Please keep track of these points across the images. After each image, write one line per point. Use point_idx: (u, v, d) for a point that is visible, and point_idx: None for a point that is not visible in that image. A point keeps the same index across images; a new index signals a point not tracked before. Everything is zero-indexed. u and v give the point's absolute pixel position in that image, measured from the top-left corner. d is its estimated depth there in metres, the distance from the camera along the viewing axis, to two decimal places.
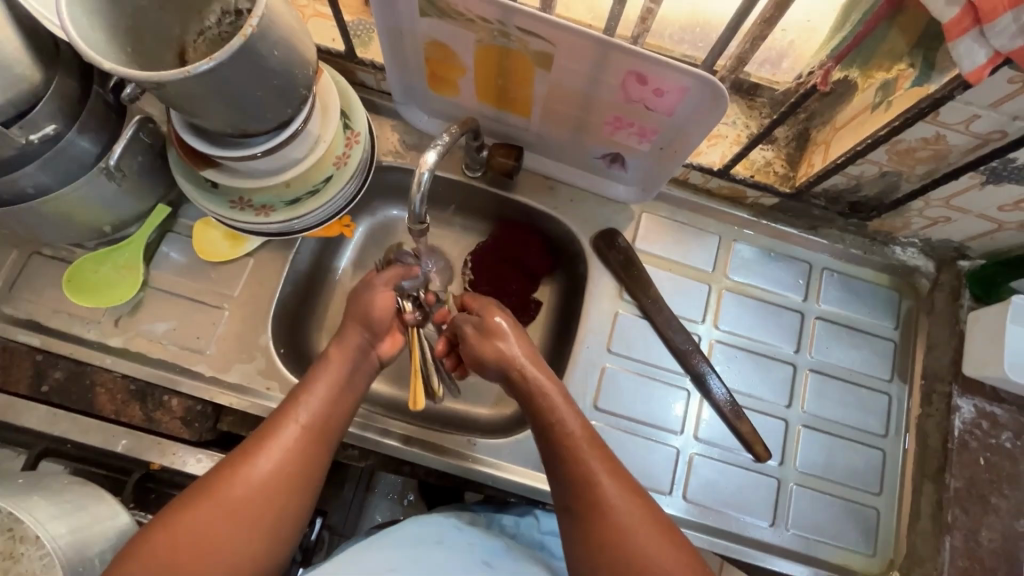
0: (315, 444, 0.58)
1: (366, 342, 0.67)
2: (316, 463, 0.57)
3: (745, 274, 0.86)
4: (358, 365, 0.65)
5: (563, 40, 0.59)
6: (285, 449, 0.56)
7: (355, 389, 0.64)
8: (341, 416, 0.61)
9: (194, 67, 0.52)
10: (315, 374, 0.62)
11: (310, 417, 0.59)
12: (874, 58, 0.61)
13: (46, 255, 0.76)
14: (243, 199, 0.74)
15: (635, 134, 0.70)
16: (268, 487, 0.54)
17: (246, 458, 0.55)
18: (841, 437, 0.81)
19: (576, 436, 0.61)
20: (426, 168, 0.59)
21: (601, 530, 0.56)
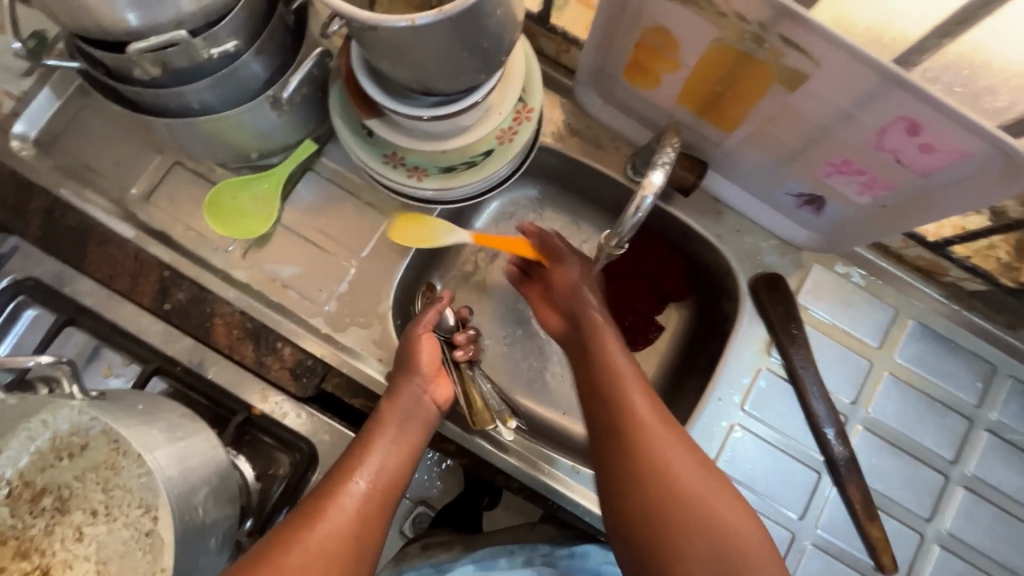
0: (375, 504, 0.59)
1: (420, 386, 0.65)
2: (379, 521, 0.58)
3: (914, 360, 0.75)
4: (411, 412, 0.64)
5: (831, 62, 0.49)
6: (344, 511, 0.57)
7: (410, 444, 0.63)
8: (400, 472, 0.62)
9: (419, 17, 0.45)
10: (368, 434, 0.62)
11: (367, 482, 0.59)
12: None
13: (187, 168, 0.73)
14: (396, 156, 0.69)
15: (858, 183, 0.60)
16: (332, 548, 0.54)
17: (308, 522, 0.55)
18: (981, 569, 0.71)
19: (638, 418, 0.62)
20: (649, 193, 0.56)
21: (671, 512, 0.57)
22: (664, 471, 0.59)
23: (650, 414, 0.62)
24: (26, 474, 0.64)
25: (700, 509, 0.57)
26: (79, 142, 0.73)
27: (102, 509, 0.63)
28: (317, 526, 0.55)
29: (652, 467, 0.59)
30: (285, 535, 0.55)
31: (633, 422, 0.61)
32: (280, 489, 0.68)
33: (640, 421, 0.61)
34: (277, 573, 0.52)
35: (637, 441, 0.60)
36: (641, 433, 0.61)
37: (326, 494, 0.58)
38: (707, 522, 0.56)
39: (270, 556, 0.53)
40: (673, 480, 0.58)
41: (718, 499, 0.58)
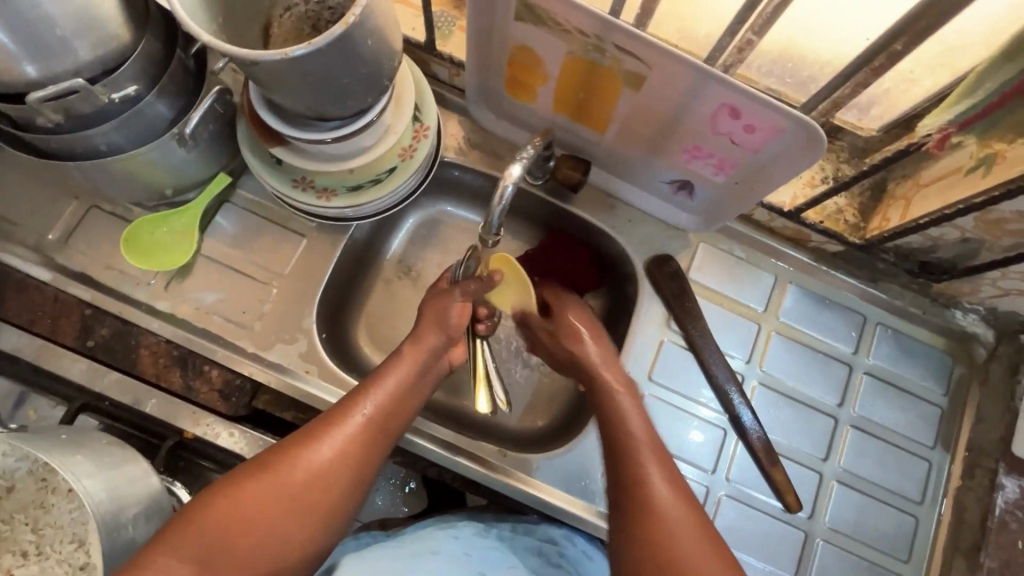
0: (376, 437, 0.61)
1: (443, 343, 0.70)
2: (378, 449, 0.61)
3: (796, 319, 0.84)
4: (429, 363, 0.68)
5: (658, 63, 0.58)
6: (347, 437, 0.60)
7: (417, 391, 0.67)
8: (403, 413, 0.64)
9: (291, 50, 0.51)
10: (386, 370, 0.65)
11: (374, 415, 0.62)
12: (997, 130, 0.59)
13: (105, 210, 0.76)
14: (306, 180, 0.74)
15: (712, 165, 0.69)
16: (328, 468, 0.58)
17: (313, 442, 0.58)
18: (875, 498, 0.79)
19: (638, 436, 0.64)
20: (509, 182, 0.60)
21: (653, 539, 0.56)
22: (641, 485, 0.60)
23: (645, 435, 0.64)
24: None
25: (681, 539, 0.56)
26: None
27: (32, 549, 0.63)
28: (320, 447, 0.58)
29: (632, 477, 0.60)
30: (291, 448, 0.58)
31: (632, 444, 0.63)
32: None
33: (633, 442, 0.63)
34: (279, 481, 0.56)
35: (627, 453, 0.62)
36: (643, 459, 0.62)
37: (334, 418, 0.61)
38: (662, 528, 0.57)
39: (276, 465, 0.56)
40: (657, 510, 0.58)
41: (694, 522, 0.57)
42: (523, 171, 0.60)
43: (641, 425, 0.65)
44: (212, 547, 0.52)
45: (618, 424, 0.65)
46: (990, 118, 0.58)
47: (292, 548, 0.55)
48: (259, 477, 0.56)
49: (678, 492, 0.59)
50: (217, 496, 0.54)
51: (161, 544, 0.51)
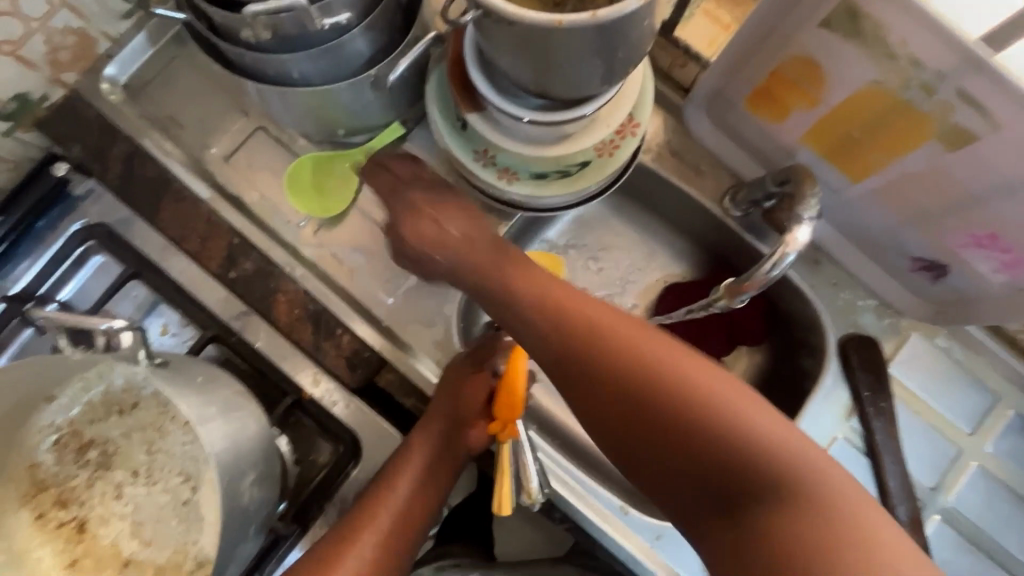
0: (403, 531, 0.61)
1: (451, 425, 0.63)
2: (404, 545, 0.61)
3: (1007, 454, 0.68)
4: (442, 453, 0.63)
5: (1014, 129, 0.43)
6: (375, 542, 0.59)
7: (439, 479, 0.63)
8: (426, 503, 0.63)
9: (569, 18, 0.41)
10: (395, 463, 0.62)
11: (392, 514, 0.60)
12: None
13: (270, 135, 0.71)
14: (487, 154, 0.65)
15: (998, 260, 0.54)
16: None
17: (339, 549, 0.58)
18: None
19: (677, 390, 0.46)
20: (792, 248, 0.54)
21: (738, 481, 0.44)
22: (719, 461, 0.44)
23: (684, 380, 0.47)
24: (73, 424, 0.62)
25: (808, 485, 0.42)
26: (166, 93, 0.71)
27: (143, 469, 0.62)
28: (346, 557, 0.57)
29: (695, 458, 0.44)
30: (320, 558, 0.57)
31: (672, 398, 0.46)
32: (320, 476, 0.67)
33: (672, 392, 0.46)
34: None
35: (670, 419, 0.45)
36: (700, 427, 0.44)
37: (354, 523, 0.59)
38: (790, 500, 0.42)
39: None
40: (733, 442, 0.43)
41: (807, 446, 0.44)
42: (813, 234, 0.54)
43: (658, 349, 0.48)
44: None
45: (626, 363, 0.48)
46: None
47: None
48: None
49: (752, 404, 0.45)
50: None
51: None
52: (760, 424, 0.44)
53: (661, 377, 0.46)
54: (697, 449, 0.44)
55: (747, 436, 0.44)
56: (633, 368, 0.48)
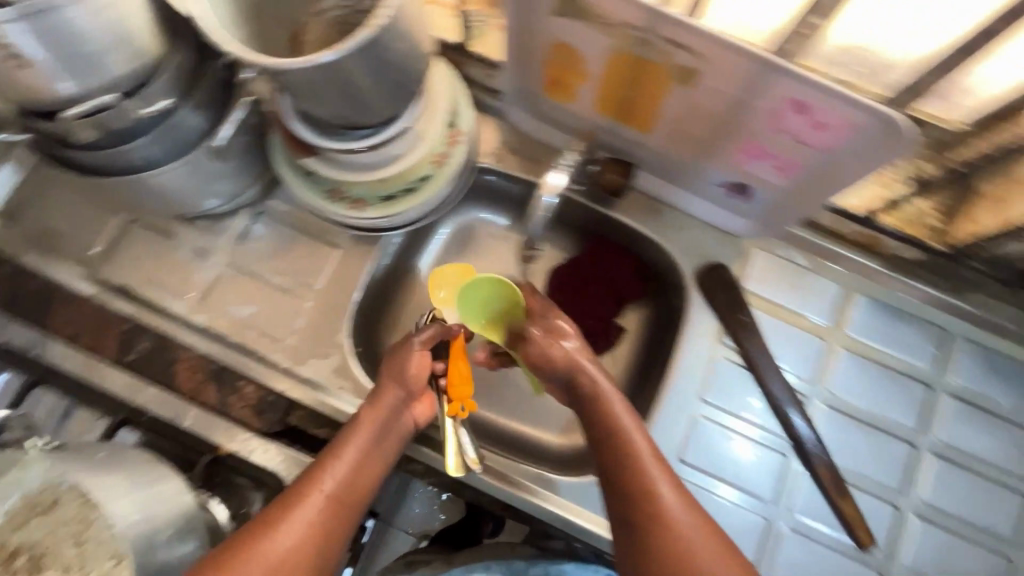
0: (340, 512, 0.58)
1: (403, 399, 0.64)
2: (343, 525, 0.58)
3: (866, 333, 0.75)
4: (389, 428, 0.63)
5: (713, 56, 0.52)
6: (306, 522, 0.55)
7: (382, 455, 0.62)
8: (367, 483, 0.61)
9: (317, 57, 0.49)
10: (341, 440, 0.61)
11: (335, 487, 0.58)
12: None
13: (146, 225, 0.76)
14: (337, 190, 0.72)
15: (772, 167, 0.62)
16: (293, 560, 0.53)
17: (269, 528, 0.54)
18: (959, 535, 0.70)
19: (631, 452, 0.54)
20: (552, 193, 0.70)
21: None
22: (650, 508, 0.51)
23: (644, 448, 0.55)
24: None
25: (684, 537, 0.49)
26: (41, 210, 0.76)
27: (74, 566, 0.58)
28: (276, 537, 0.53)
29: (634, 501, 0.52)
30: (244, 541, 0.53)
31: (618, 443, 0.55)
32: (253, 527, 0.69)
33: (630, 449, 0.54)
34: None
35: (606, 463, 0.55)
36: (637, 477, 0.53)
37: (289, 501, 0.56)
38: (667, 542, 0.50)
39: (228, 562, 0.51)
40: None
41: (726, 565, 0.48)
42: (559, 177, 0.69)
43: (667, 486, 0.52)
44: None
45: (642, 482, 0.52)
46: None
47: None
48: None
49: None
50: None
51: None
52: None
53: (674, 512, 0.51)
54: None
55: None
56: (642, 485, 0.52)
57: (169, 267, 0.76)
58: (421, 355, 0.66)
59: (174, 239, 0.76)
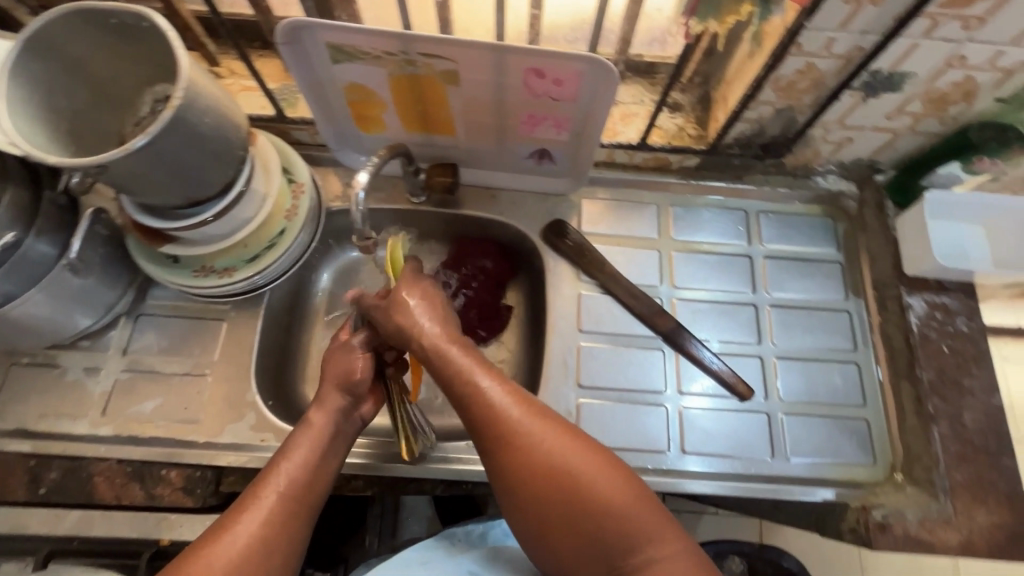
0: (292, 511, 0.60)
1: (349, 404, 0.68)
2: (298, 523, 0.60)
3: (687, 233, 0.91)
4: (340, 428, 0.67)
5: (461, 55, 0.66)
6: (258, 521, 0.58)
7: (332, 457, 0.66)
8: (320, 483, 0.63)
9: (132, 143, 0.57)
10: (293, 447, 0.64)
11: (285, 485, 0.61)
12: (723, 10, 0.61)
13: (25, 363, 0.78)
14: (205, 267, 0.78)
15: (551, 126, 0.77)
16: (243, 556, 0.56)
17: (219, 534, 0.57)
18: (813, 360, 0.85)
19: (507, 417, 0.60)
20: (359, 188, 0.63)
21: (558, 509, 0.58)
22: (536, 464, 0.59)
23: (520, 413, 0.61)
24: None
25: (575, 487, 0.58)
26: None
27: None
28: (225, 539, 0.56)
29: (527, 462, 0.59)
30: (201, 545, 0.56)
31: (494, 416, 0.60)
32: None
33: (507, 420, 0.60)
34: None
35: (493, 433, 0.60)
36: (522, 439, 0.60)
37: (245, 503, 0.59)
38: (557, 492, 0.58)
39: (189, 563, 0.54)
40: (558, 476, 0.58)
41: (611, 492, 0.58)
42: (368, 173, 0.64)
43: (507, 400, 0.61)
44: None
45: (483, 404, 0.61)
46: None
47: None
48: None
49: (581, 454, 0.59)
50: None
51: None
52: (595, 487, 0.58)
53: (504, 420, 0.60)
54: (527, 468, 0.59)
55: (567, 485, 0.58)
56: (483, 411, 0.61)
57: (59, 394, 0.77)
58: (363, 361, 0.68)
59: (58, 367, 0.78)
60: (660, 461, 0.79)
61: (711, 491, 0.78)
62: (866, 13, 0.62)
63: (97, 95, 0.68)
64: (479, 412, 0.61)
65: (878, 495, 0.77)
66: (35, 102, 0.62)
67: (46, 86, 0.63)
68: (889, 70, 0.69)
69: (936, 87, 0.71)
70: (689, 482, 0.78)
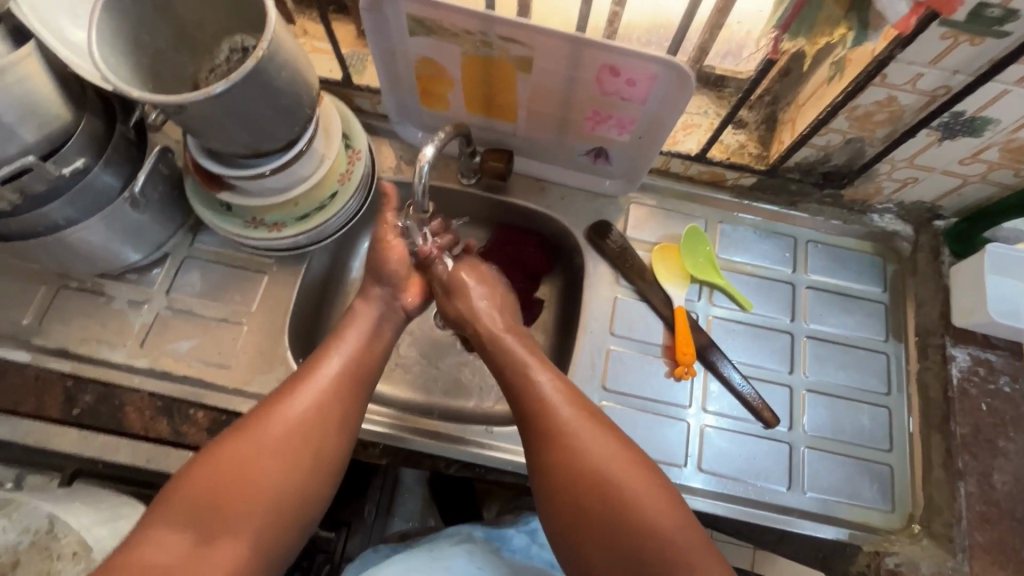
0: (347, 386, 0.67)
1: (388, 295, 0.75)
2: (350, 398, 0.66)
3: (733, 252, 0.89)
4: (383, 317, 0.74)
5: (538, 43, 0.66)
6: (317, 392, 0.65)
7: (381, 340, 0.72)
8: (370, 365, 0.70)
9: (212, 88, 0.58)
10: (346, 327, 0.71)
11: (341, 362, 0.68)
12: (815, 29, 0.63)
13: (74, 288, 0.80)
14: (256, 219, 0.80)
15: (614, 126, 0.77)
16: (306, 419, 0.63)
17: (283, 401, 0.63)
18: (843, 397, 0.83)
19: (566, 416, 0.65)
20: (425, 161, 0.64)
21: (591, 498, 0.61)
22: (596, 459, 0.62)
23: (572, 410, 0.66)
24: None
25: (628, 490, 0.60)
26: None
27: None
28: (289, 405, 0.63)
29: (581, 458, 0.62)
30: (264, 411, 0.63)
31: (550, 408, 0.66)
32: None
33: (564, 416, 0.65)
34: (259, 437, 0.60)
35: (551, 427, 0.65)
36: (581, 434, 0.64)
37: (303, 376, 0.66)
38: (614, 492, 0.60)
39: (256, 424, 0.61)
40: (608, 472, 0.61)
41: (667, 507, 0.60)
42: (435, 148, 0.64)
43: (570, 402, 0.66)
44: (208, 501, 0.57)
45: (538, 395, 0.67)
46: (803, 17, 0.62)
47: (278, 505, 0.59)
48: (242, 436, 0.60)
49: (636, 465, 0.62)
50: (197, 465, 0.59)
51: (166, 504, 0.56)
52: (645, 504, 0.60)
53: (573, 408, 0.66)
54: (587, 464, 0.62)
55: (599, 477, 0.61)
56: (544, 394, 0.67)
57: (103, 321, 0.79)
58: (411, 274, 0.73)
59: (105, 296, 0.80)
60: (674, 475, 0.78)
61: (722, 513, 0.77)
62: (961, 51, 0.60)
63: (179, 36, 0.69)
64: (529, 400, 0.67)
65: (893, 543, 0.76)
66: (123, 36, 0.62)
67: (137, 23, 0.63)
68: (973, 113, 0.67)
69: (1019, 137, 0.68)
70: (702, 500, 0.77)
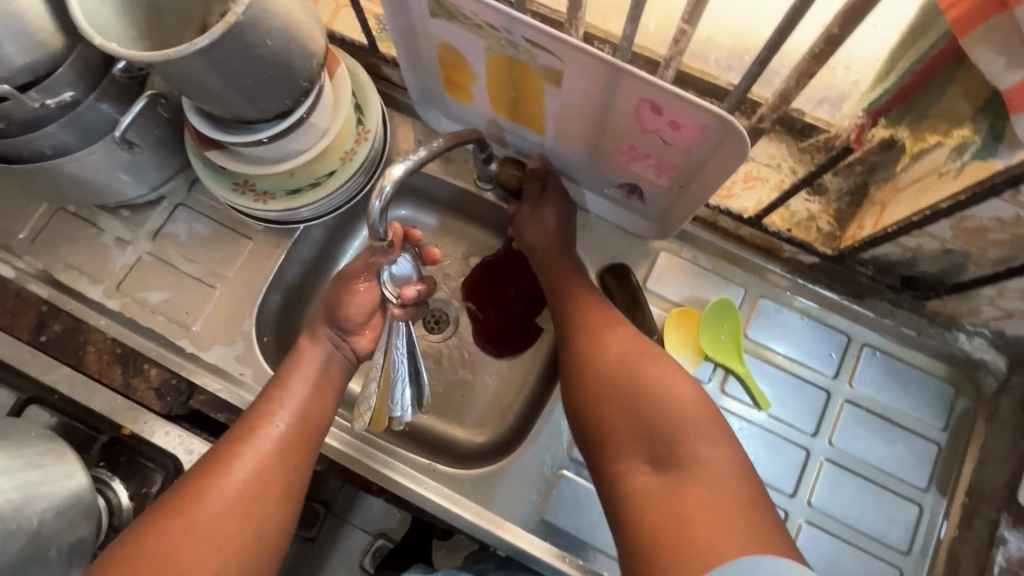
0: (294, 445, 0.62)
1: (340, 337, 0.68)
2: (298, 458, 0.62)
3: (767, 336, 0.75)
4: (332, 358, 0.68)
5: (569, 56, 0.53)
6: (260, 453, 0.61)
7: (331, 387, 0.67)
8: (320, 417, 0.65)
9: (174, 50, 0.51)
10: (290, 371, 0.66)
11: (288, 418, 0.63)
12: (922, 123, 0.51)
13: (70, 212, 0.79)
14: (247, 183, 0.74)
15: (651, 166, 0.64)
16: (249, 488, 0.59)
17: (223, 467, 0.59)
18: (848, 542, 0.69)
19: (628, 359, 0.64)
20: (388, 180, 0.55)
21: (665, 517, 0.53)
22: (660, 403, 0.60)
23: (636, 352, 0.64)
24: None
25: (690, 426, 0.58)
26: None
27: None
28: (230, 472, 0.59)
29: (647, 405, 0.60)
30: (205, 475, 0.59)
31: (616, 363, 0.64)
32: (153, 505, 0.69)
33: (626, 366, 0.63)
34: (196, 515, 0.57)
35: (614, 377, 0.63)
36: (647, 382, 0.61)
37: (244, 436, 0.61)
38: (677, 442, 0.58)
39: (192, 501, 0.57)
40: (687, 485, 0.54)
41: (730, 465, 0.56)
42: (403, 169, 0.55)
43: (628, 342, 0.65)
44: None
45: (601, 342, 0.66)
46: (913, 100, 0.52)
47: None
48: (178, 513, 0.57)
49: (706, 414, 0.60)
50: (129, 547, 0.55)
51: None
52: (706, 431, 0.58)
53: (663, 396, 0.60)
54: (653, 410, 0.59)
55: (670, 417, 0.59)
56: (609, 344, 0.66)
57: (89, 253, 0.78)
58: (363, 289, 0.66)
59: (96, 228, 0.79)
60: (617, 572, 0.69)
61: None
62: None
63: None
64: (593, 351, 0.66)
65: None
66: None
67: None
68: None
69: None
70: None
